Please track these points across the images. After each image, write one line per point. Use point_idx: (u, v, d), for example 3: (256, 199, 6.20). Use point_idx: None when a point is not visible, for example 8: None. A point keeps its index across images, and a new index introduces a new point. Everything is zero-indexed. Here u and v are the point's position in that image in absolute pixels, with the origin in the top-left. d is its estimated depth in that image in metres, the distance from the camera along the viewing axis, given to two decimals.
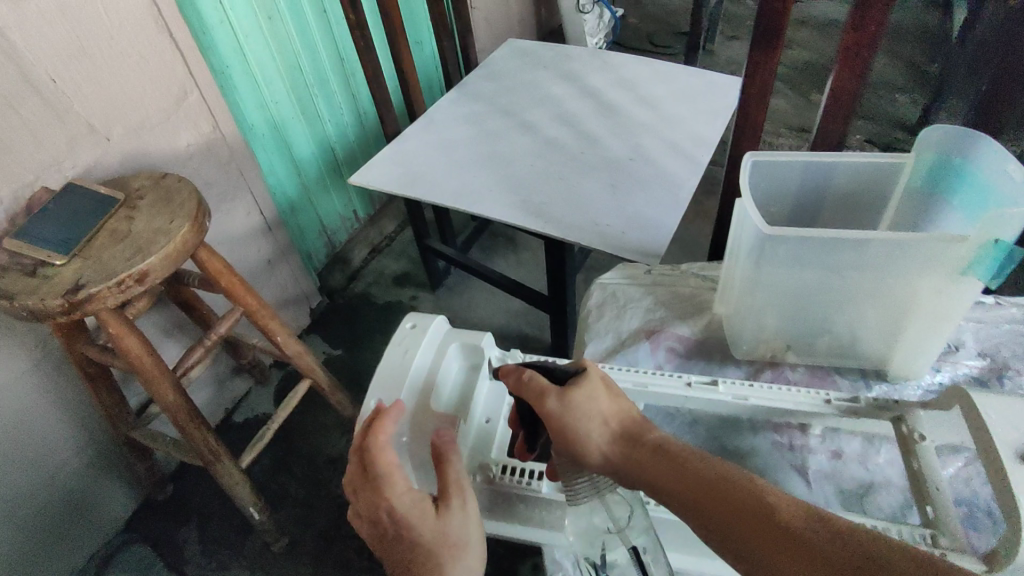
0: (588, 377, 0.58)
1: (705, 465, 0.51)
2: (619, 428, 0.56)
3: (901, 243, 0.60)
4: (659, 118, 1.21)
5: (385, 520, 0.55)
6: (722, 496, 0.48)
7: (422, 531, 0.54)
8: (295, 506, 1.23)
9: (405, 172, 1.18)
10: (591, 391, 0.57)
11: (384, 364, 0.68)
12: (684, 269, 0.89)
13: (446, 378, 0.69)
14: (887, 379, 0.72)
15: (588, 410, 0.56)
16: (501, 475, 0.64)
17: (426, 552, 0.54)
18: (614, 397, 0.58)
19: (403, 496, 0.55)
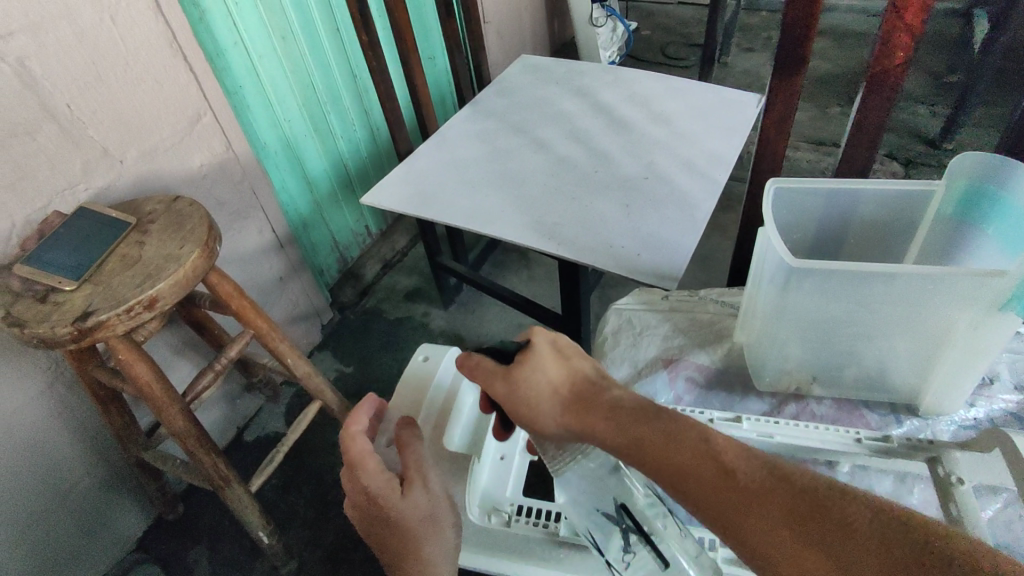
0: (535, 351, 0.56)
1: (659, 426, 0.49)
2: (571, 392, 0.55)
3: (936, 276, 0.57)
4: (675, 135, 1.19)
5: (361, 501, 0.64)
6: (683, 462, 0.46)
7: (397, 507, 0.63)
8: (305, 528, 1.21)
9: (418, 192, 1.17)
10: (538, 360, 0.56)
11: (406, 399, 0.83)
12: (703, 294, 0.87)
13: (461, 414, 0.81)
14: (918, 413, 0.69)
15: (536, 382, 0.55)
16: (515, 516, 0.71)
17: (402, 527, 0.63)
18: (565, 360, 0.57)
19: (374, 479, 0.64)
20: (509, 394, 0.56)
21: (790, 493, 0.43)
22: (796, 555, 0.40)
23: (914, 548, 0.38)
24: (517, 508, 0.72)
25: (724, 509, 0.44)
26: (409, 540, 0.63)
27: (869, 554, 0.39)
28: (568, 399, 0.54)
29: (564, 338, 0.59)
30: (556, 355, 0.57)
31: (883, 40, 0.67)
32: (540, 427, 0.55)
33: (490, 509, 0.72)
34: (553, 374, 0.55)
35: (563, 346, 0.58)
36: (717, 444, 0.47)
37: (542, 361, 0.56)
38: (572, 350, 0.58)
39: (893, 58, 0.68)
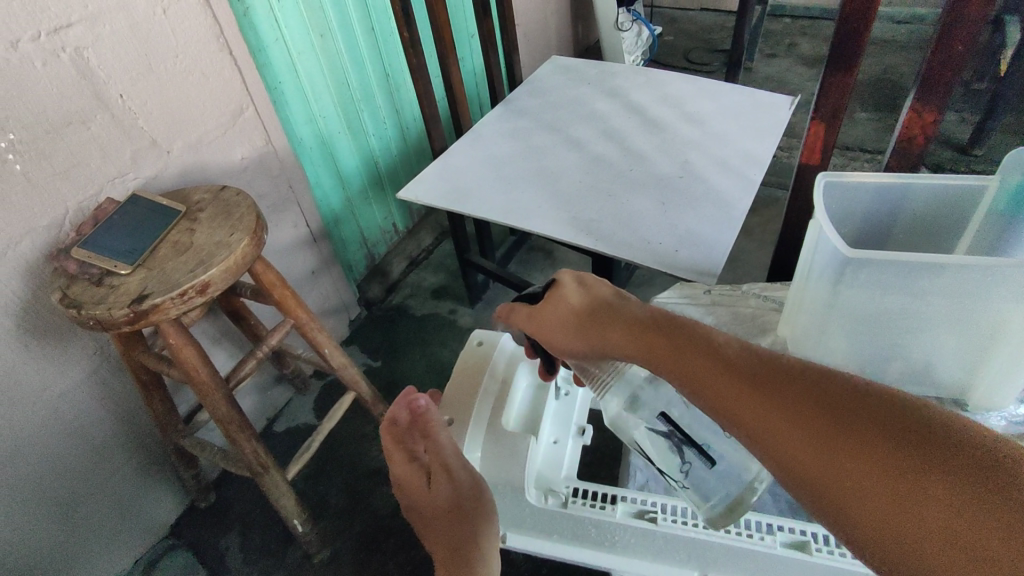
0: (563, 286, 0.65)
1: (672, 336, 0.53)
2: (590, 314, 0.61)
3: (990, 267, 0.57)
4: (708, 135, 1.20)
5: (402, 490, 0.73)
6: (691, 363, 0.50)
7: (426, 495, 0.69)
8: (335, 517, 1.22)
9: (454, 187, 1.18)
10: (562, 292, 0.65)
11: (462, 375, 0.83)
12: (745, 289, 0.88)
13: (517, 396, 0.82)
14: (967, 408, 0.70)
15: (564, 310, 0.64)
16: (572, 499, 0.72)
17: (432, 514, 0.68)
18: (589, 291, 0.64)
19: (406, 472, 0.72)
20: (542, 321, 0.67)
21: (793, 382, 0.44)
22: (796, 436, 0.41)
23: (914, 421, 0.38)
24: (574, 491, 0.73)
25: (733, 402, 0.46)
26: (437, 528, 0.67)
27: (866, 422, 0.39)
28: (585, 320, 0.62)
29: (587, 274, 0.66)
30: (580, 288, 0.65)
31: (940, 36, 0.68)
32: (571, 346, 0.64)
33: (546, 492, 0.75)
34: (575, 300, 0.64)
35: (586, 279, 0.65)
36: (723, 345, 0.50)
37: (565, 292, 0.65)
38: (597, 283, 0.64)
39: (952, 53, 0.68)
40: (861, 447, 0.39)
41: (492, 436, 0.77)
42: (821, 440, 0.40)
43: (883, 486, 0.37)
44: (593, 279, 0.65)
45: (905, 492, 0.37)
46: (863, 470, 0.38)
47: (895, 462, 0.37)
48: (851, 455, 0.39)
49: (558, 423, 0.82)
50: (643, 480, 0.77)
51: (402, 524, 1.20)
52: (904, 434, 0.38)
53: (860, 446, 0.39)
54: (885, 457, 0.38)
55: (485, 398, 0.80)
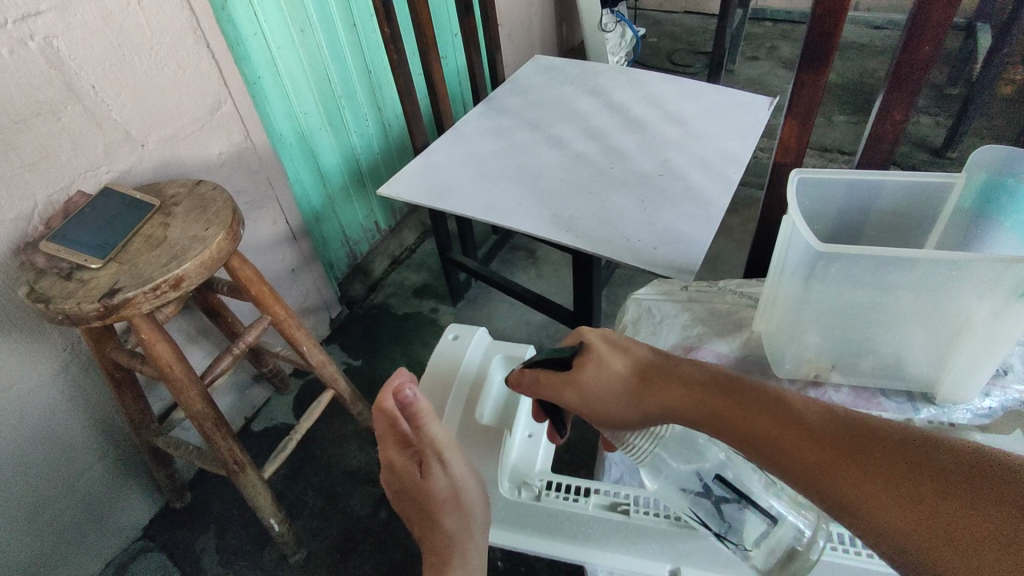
0: (594, 346, 0.63)
1: (721, 383, 0.54)
2: (640, 378, 0.59)
3: (958, 261, 0.58)
4: (688, 134, 1.21)
5: (393, 475, 0.69)
6: (748, 408, 0.50)
7: (421, 483, 0.65)
8: (312, 518, 1.21)
9: (434, 185, 1.18)
10: (597, 355, 0.62)
11: (437, 368, 0.83)
12: (722, 286, 0.89)
13: (491, 389, 0.83)
14: (934, 402, 0.72)
15: (606, 375, 0.61)
16: (548, 491, 0.72)
17: (425, 502, 0.65)
18: (627, 353, 0.62)
19: (398, 459, 0.68)
20: (580, 387, 0.62)
21: (847, 428, 0.45)
22: (848, 473, 0.42)
23: (964, 469, 0.39)
24: (551, 485, 0.72)
25: (780, 438, 0.47)
26: (432, 518, 0.65)
27: (910, 466, 0.41)
28: (637, 384, 0.59)
29: (617, 333, 0.65)
30: (616, 351, 0.62)
31: (909, 37, 0.67)
32: (617, 415, 0.61)
33: (520, 485, 0.74)
34: (615, 364, 0.61)
35: (620, 342, 0.63)
36: (778, 391, 0.50)
37: (602, 355, 0.62)
38: (633, 344, 0.62)
39: (919, 52, 0.68)
40: (912, 491, 0.40)
41: (465, 429, 0.78)
42: (877, 483, 0.41)
43: (928, 527, 0.39)
44: (628, 340, 0.63)
45: (952, 533, 0.38)
46: (914, 514, 0.39)
47: (942, 507, 0.39)
48: (896, 492, 0.40)
49: (534, 416, 0.81)
50: (618, 475, 0.75)
51: (380, 525, 1.19)
52: (952, 480, 0.39)
53: (909, 489, 0.40)
54: (938, 504, 0.39)
55: (459, 394, 0.81)
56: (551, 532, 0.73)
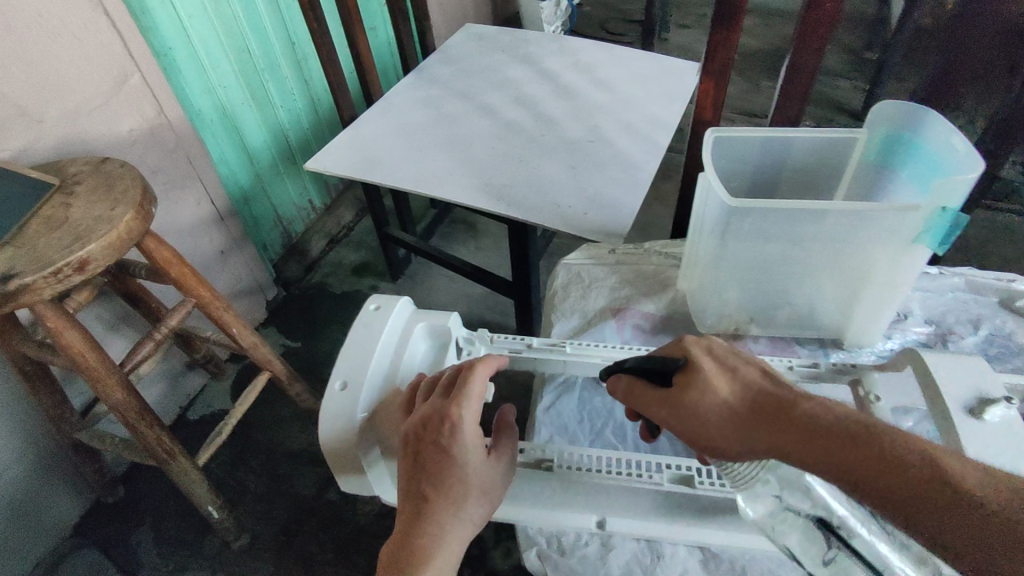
0: (698, 363, 0.47)
1: (850, 423, 0.39)
2: (747, 408, 0.43)
3: (858, 212, 0.61)
4: (617, 100, 1.22)
5: (439, 427, 0.52)
6: (909, 476, 0.36)
7: (472, 459, 0.52)
8: (255, 502, 1.18)
9: (364, 157, 1.14)
10: (702, 373, 0.47)
11: (346, 350, 0.60)
12: (647, 247, 0.89)
13: (412, 363, 0.63)
14: (843, 346, 0.75)
15: (707, 400, 0.45)
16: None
17: (465, 484, 0.52)
18: (733, 374, 0.46)
19: (463, 419, 0.53)
20: (672, 410, 0.47)
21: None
22: None
23: None
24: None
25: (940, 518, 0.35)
26: (443, 505, 0.51)
27: None
28: (745, 418, 0.43)
29: (729, 351, 0.49)
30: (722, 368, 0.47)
31: None
32: (714, 448, 0.45)
33: None
34: (722, 389, 0.45)
35: (728, 360, 0.48)
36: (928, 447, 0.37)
37: (707, 375, 0.46)
38: (741, 362, 0.47)
39: (823, 9, 0.69)
40: None
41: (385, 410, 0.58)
42: None
43: None
44: (738, 357, 0.48)
45: None
46: None
47: None
48: None
49: None
50: (548, 434, 0.69)
51: (325, 504, 1.17)
52: None
53: None
54: None
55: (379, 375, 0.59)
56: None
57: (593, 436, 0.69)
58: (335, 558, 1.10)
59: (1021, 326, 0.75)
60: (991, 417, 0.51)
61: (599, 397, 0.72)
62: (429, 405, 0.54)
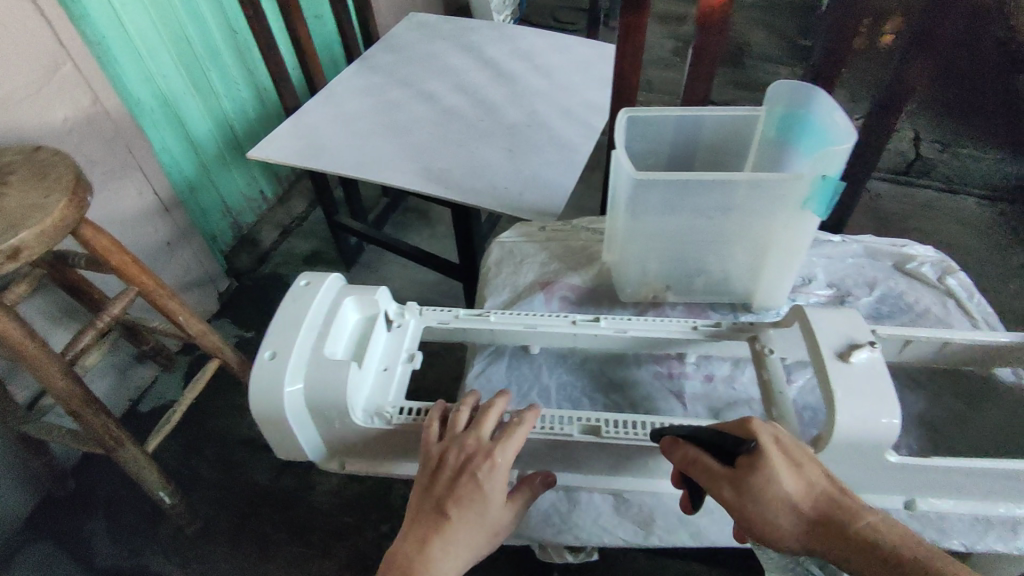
0: (771, 456, 0.50)
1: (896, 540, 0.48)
2: (814, 514, 0.49)
3: (749, 181, 0.67)
4: (555, 85, 1.26)
5: (479, 464, 0.54)
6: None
7: (495, 498, 0.55)
8: (209, 488, 1.20)
9: (308, 144, 1.15)
10: (770, 466, 0.50)
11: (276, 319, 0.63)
12: (575, 224, 0.93)
13: (342, 329, 0.66)
14: (752, 310, 0.81)
15: (777, 498, 0.49)
16: (398, 414, 0.62)
17: (479, 516, 0.54)
18: (799, 470, 0.51)
19: (505, 463, 0.55)
20: (740, 498, 0.50)
21: None
22: None
23: None
24: (398, 408, 0.63)
25: None
26: (462, 533, 0.53)
27: None
28: (812, 521, 0.49)
29: (789, 439, 0.52)
30: (789, 463, 0.51)
31: None
32: (771, 533, 0.50)
33: (374, 411, 0.62)
34: (792, 489, 0.49)
35: (791, 449, 0.51)
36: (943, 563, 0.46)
37: (776, 469, 0.50)
38: (801, 453, 0.51)
39: None
40: None
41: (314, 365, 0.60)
42: None
43: None
44: (795, 442, 0.52)
45: None
46: None
47: None
48: None
49: (390, 348, 0.68)
50: None
51: (279, 488, 1.19)
52: None
53: None
54: None
55: (307, 336, 0.62)
56: (388, 454, 0.65)
57: (520, 399, 0.73)
58: (290, 537, 1.13)
59: (911, 287, 0.82)
60: (858, 359, 0.57)
61: (527, 363, 0.77)
62: (473, 439, 0.56)
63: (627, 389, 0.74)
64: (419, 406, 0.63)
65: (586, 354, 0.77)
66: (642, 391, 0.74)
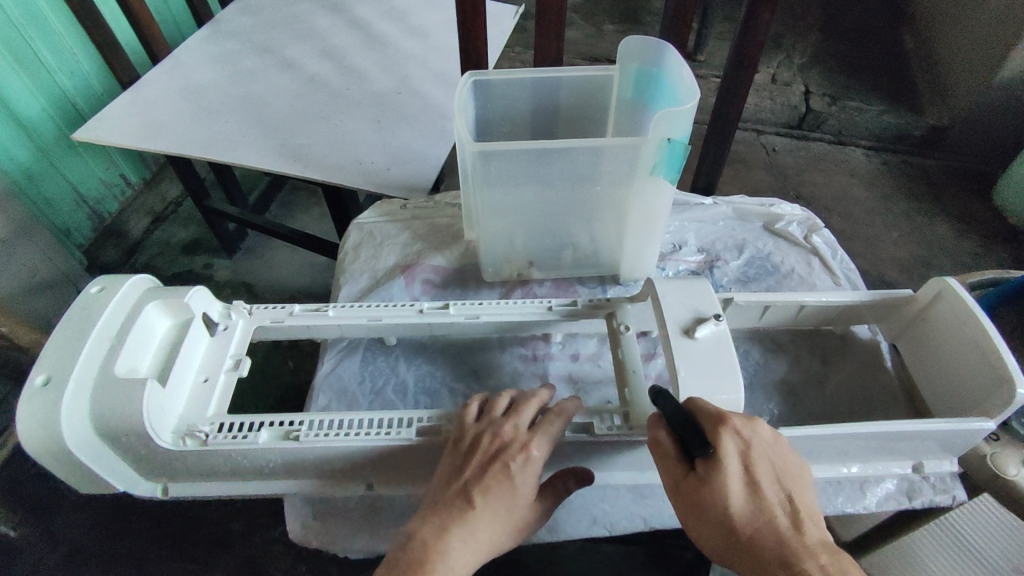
0: (723, 462, 0.46)
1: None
2: (749, 540, 0.45)
3: (594, 148, 0.62)
4: (428, 48, 1.17)
5: (514, 454, 0.50)
6: None
7: (528, 489, 0.50)
8: (73, 509, 1.05)
9: (146, 123, 1.02)
10: (721, 477, 0.45)
11: (55, 336, 0.53)
12: (440, 199, 0.87)
13: (147, 340, 0.57)
14: (620, 282, 0.78)
15: (713, 513, 0.45)
16: (215, 433, 0.55)
17: (507, 507, 0.49)
18: (752, 486, 0.46)
19: (541, 458, 0.51)
20: (680, 496, 0.48)
21: None
22: None
23: None
24: (217, 425, 0.56)
25: None
26: (484, 523, 0.48)
27: None
28: (744, 544, 0.45)
29: (759, 450, 0.47)
30: (743, 475, 0.46)
31: None
32: (703, 538, 0.47)
33: (185, 432, 0.55)
34: (734, 502, 0.45)
35: (753, 465, 0.47)
36: None
37: (725, 485, 0.45)
38: (761, 472, 0.47)
39: None
40: None
41: (101, 389, 0.52)
42: None
43: None
44: (767, 460, 0.47)
45: None
46: None
47: None
48: None
49: (211, 356, 0.61)
50: (326, 402, 0.67)
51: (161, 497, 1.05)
52: None
53: None
54: None
55: (95, 354, 0.53)
56: (213, 476, 0.58)
57: (372, 396, 0.67)
58: (171, 553, 1.00)
59: (779, 247, 0.81)
60: (703, 334, 0.55)
61: (383, 357, 0.71)
62: (509, 428, 0.52)
63: (488, 376, 0.70)
64: (241, 422, 0.56)
65: (447, 341, 0.72)
66: (505, 377, 0.70)
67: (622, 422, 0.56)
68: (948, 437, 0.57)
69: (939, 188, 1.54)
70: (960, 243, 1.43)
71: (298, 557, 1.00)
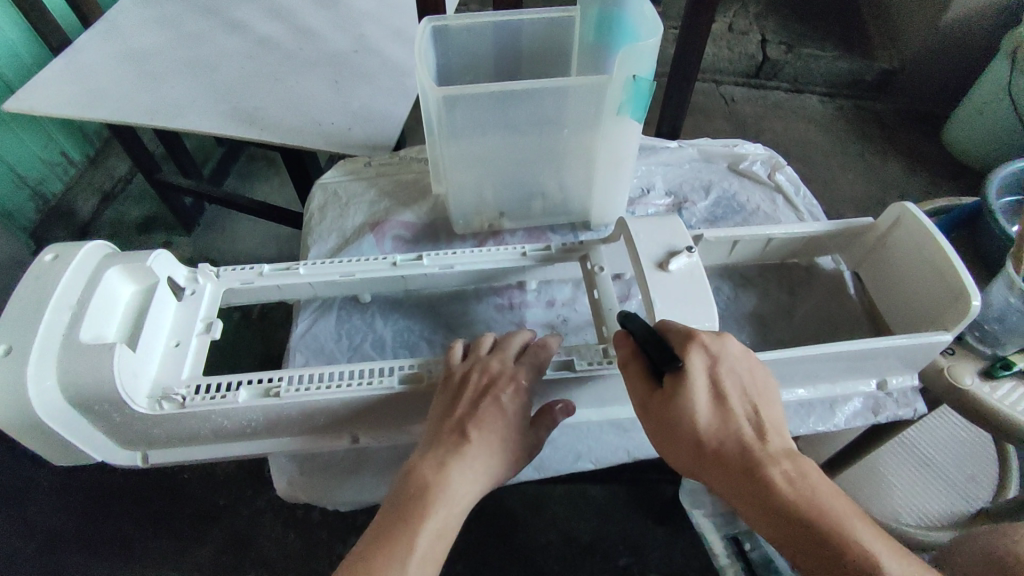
0: (690, 380, 0.47)
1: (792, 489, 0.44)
2: (715, 451, 0.47)
3: (559, 88, 0.62)
4: (382, 3, 1.13)
5: (503, 385, 0.53)
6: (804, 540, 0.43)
7: (517, 416, 0.53)
8: (45, 495, 1.03)
9: (85, 91, 0.96)
10: (688, 392, 0.47)
11: (11, 307, 0.51)
12: (405, 154, 0.85)
13: (112, 306, 0.55)
14: (591, 227, 0.79)
15: (681, 426, 0.47)
16: (193, 395, 0.54)
17: (500, 435, 0.51)
18: (719, 401, 0.48)
19: (528, 388, 0.54)
20: (650, 413, 0.49)
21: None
22: None
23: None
24: (193, 387, 0.55)
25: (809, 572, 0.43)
26: (481, 450, 0.50)
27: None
28: (710, 455, 0.47)
29: (726, 368, 0.49)
30: (709, 391, 0.48)
31: None
32: (671, 451, 0.50)
33: (161, 396, 0.54)
34: (701, 417, 0.47)
35: (720, 380, 0.48)
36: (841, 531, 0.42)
37: (692, 401, 0.47)
38: (728, 388, 0.48)
39: None
40: None
41: (67, 356, 0.50)
42: None
43: None
44: (733, 377, 0.49)
45: None
46: None
47: None
48: None
49: (181, 320, 0.59)
50: (304, 361, 0.66)
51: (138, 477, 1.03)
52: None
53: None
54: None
55: (56, 322, 0.51)
56: (194, 440, 0.57)
57: (351, 353, 0.67)
58: (152, 531, 0.99)
59: (744, 186, 0.82)
60: (677, 267, 0.56)
61: (358, 315, 0.70)
62: (496, 362, 0.55)
63: (465, 326, 0.70)
64: (218, 382, 0.55)
65: (422, 295, 0.72)
66: (483, 326, 0.70)
67: (603, 357, 0.57)
68: (910, 352, 0.59)
69: (891, 130, 1.58)
70: (912, 182, 1.47)
71: (286, 524, 0.99)
